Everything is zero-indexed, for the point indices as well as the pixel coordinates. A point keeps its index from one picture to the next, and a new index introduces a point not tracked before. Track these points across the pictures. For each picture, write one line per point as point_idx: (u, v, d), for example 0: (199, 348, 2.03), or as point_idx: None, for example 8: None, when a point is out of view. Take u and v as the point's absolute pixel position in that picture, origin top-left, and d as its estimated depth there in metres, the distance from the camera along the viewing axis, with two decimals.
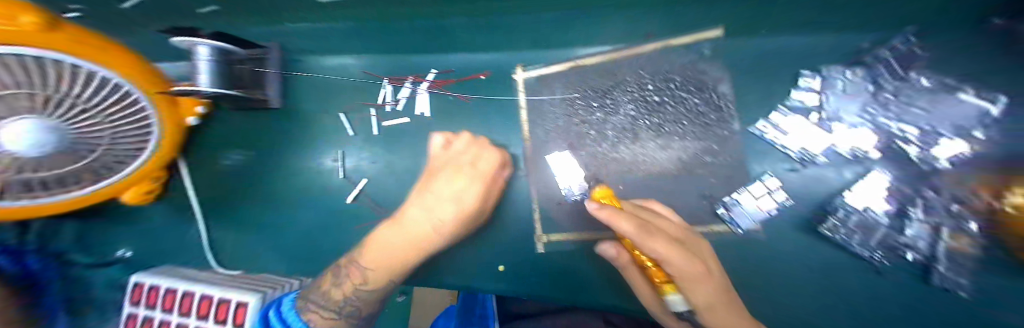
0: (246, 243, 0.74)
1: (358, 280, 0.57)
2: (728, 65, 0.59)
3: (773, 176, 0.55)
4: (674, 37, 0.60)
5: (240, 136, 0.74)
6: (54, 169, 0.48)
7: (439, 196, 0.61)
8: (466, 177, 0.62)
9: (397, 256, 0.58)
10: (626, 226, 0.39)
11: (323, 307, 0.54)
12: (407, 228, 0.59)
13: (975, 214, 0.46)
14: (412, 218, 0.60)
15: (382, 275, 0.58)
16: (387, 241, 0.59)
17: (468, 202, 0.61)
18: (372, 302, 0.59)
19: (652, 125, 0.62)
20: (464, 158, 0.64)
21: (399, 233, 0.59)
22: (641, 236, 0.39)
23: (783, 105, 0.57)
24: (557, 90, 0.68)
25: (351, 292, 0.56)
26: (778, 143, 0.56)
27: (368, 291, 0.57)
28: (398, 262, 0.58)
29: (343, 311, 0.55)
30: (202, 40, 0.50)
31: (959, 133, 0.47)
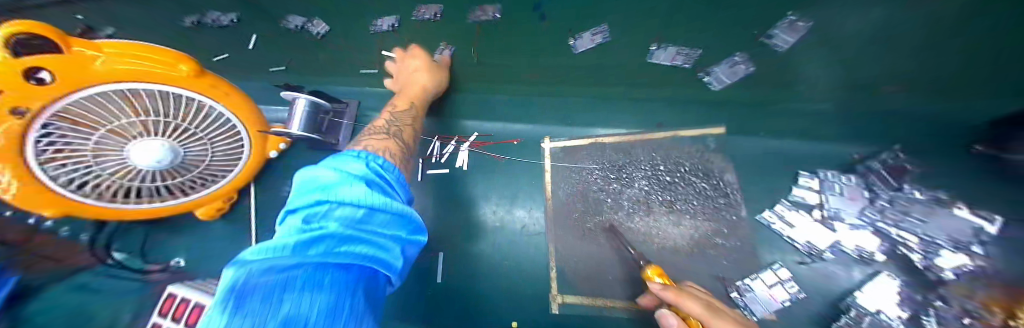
0: None
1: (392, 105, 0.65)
2: (728, 157, 0.69)
3: (782, 267, 0.59)
4: (684, 129, 0.72)
5: (305, 169, 0.87)
6: (169, 178, 0.57)
7: (409, 82, 0.64)
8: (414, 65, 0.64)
9: (417, 89, 0.64)
10: (695, 306, 0.42)
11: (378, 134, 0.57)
12: (400, 77, 0.66)
13: None
14: (401, 91, 0.66)
15: (406, 99, 0.64)
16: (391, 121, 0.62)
17: (426, 76, 0.64)
18: (409, 128, 0.62)
19: (665, 201, 0.69)
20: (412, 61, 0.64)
21: (409, 82, 0.65)
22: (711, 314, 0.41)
23: (786, 200, 0.64)
24: (578, 160, 0.78)
25: (388, 118, 0.62)
26: (785, 234, 0.62)
27: (399, 111, 0.63)
28: (418, 91, 0.64)
29: (392, 132, 0.58)
30: (304, 96, 0.67)
31: (961, 246, 0.50)
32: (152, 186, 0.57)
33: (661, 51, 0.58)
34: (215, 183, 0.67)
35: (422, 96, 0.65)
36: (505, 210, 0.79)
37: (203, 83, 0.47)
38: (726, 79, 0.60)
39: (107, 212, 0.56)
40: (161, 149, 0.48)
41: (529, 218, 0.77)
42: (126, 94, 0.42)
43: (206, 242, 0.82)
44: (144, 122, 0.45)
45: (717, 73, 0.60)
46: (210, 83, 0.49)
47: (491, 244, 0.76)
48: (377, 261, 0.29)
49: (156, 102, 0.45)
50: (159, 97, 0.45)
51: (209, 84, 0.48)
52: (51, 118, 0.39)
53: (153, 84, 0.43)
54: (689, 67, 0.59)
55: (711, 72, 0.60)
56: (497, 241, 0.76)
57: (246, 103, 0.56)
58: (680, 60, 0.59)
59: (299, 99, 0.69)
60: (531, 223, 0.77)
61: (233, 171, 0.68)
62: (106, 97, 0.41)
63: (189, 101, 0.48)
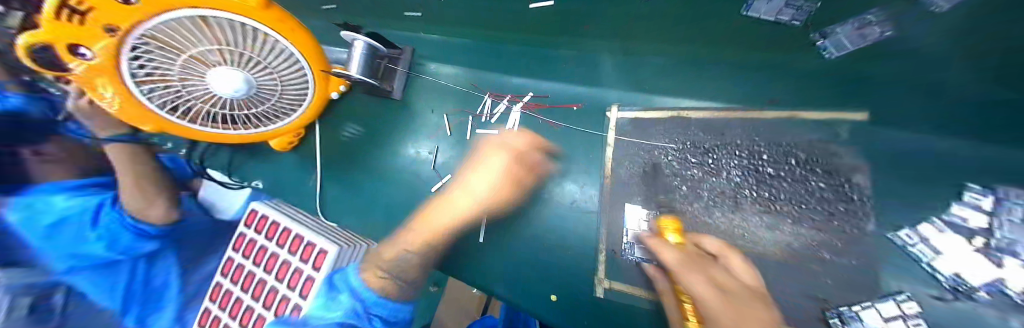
0: (340, 204, 0.85)
1: (409, 244, 0.64)
2: (866, 150, 0.51)
3: (911, 300, 0.45)
4: (805, 110, 0.57)
5: (361, 115, 0.86)
6: (251, 109, 0.70)
7: (464, 185, 0.68)
8: (492, 149, 0.68)
9: (461, 217, 0.66)
10: (665, 251, 0.50)
11: (377, 268, 0.59)
12: (458, 201, 0.66)
13: None
14: (466, 192, 0.67)
15: (422, 239, 0.65)
16: (453, 203, 0.66)
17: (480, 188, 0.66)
18: (418, 266, 0.64)
19: (761, 198, 0.57)
20: (491, 157, 0.67)
21: (446, 209, 0.66)
22: (682, 269, 0.46)
23: (938, 220, 0.43)
24: (653, 136, 0.67)
25: (400, 252, 0.63)
26: (926, 261, 0.45)
27: (414, 252, 0.64)
28: (440, 230, 0.66)
29: (394, 272, 0.59)
30: (362, 36, 0.64)
31: None
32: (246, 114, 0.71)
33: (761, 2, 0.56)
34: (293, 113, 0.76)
35: (442, 240, 0.67)
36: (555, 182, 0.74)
37: (280, 24, 0.57)
38: (849, 44, 0.53)
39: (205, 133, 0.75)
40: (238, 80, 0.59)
41: (580, 194, 0.73)
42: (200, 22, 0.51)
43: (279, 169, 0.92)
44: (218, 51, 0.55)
45: (837, 34, 0.53)
46: (281, 18, 0.57)
47: (537, 215, 0.75)
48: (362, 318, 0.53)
49: (225, 31, 0.54)
50: (233, 26, 0.54)
51: (275, 16, 0.56)
52: (141, 39, 0.51)
53: (216, 11, 0.50)
54: (798, 25, 0.56)
55: (831, 33, 0.54)
56: (544, 212, 0.74)
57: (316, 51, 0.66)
58: (786, 15, 0.56)
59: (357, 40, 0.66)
60: (582, 199, 0.73)
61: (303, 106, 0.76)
62: (185, 20, 0.50)
63: (259, 36, 0.57)
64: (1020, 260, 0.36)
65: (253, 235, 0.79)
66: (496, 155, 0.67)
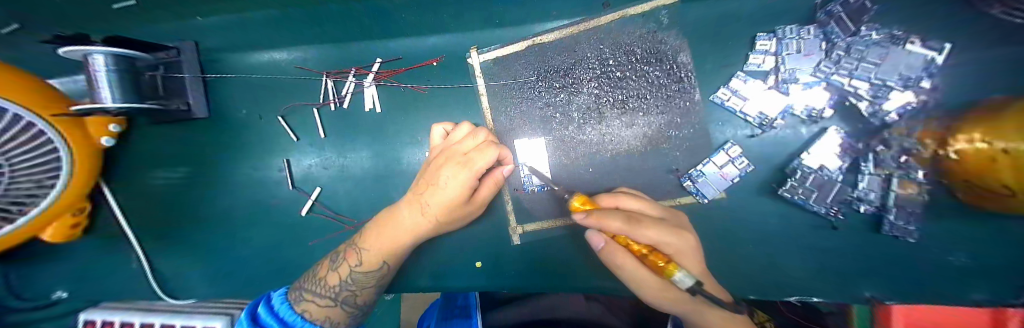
0: (204, 270, 0.68)
1: (354, 262, 0.53)
2: (682, 32, 0.57)
3: (734, 145, 0.55)
4: (631, 6, 0.57)
5: (173, 153, 0.65)
6: None
7: (421, 193, 0.52)
8: (454, 169, 0.48)
9: (399, 249, 0.54)
10: (615, 224, 0.39)
11: (318, 294, 0.52)
12: (405, 219, 0.52)
13: (921, 164, 0.47)
14: (414, 224, 0.52)
15: (378, 256, 0.53)
16: (401, 222, 0.53)
17: (456, 194, 0.49)
18: (369, 288, 0.55)
19: (618, 101, 0.59)
20: (449, 171, 0.48)
21: (395, 227, 0.53)
22: (632, 228, 0.40)
23: (740, 72, 0.56)
24: (518, 72, 0.63)
25: (346, 275, 0.53)
26: (738, 110, 0.55)
27: (363, 272, 0.53)
28: (395, 246, 0.53)
29: (341, 298, 0.53)
30: (101, 48, 0.42)
31: (910, 84, 0.47)
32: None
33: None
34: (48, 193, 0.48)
35: (398, 257, 0.55)
36: None
37: None
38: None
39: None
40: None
41: None
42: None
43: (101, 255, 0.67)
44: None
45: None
46: None
47: None
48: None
49: None
50: None
51: None
52: None
53: None
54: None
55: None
56: None
57: (32, 91, 0.45)
58: None
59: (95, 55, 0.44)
60: None
61: (64, 176, 0.50)
62: None
63: None
64: (796, 84, 0.52)
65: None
66: (463, 171, 0.47)
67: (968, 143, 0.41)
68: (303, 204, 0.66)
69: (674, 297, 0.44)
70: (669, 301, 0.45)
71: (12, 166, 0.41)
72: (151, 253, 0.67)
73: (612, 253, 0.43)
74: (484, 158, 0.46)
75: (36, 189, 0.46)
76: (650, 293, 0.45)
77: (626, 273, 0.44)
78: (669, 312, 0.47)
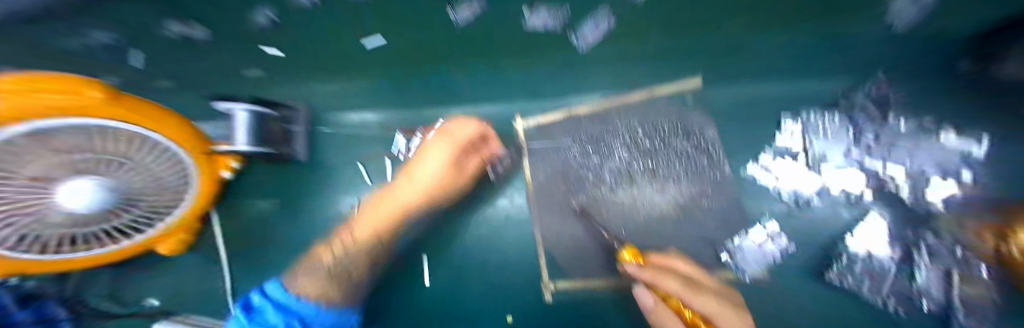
0: None
1: (347, 240, 0.61)
2: (707, 111, 0.64)
3: (773, 221, 0.57)
4: (657, 87, 0.66)
5: (268, 187, 0.79)
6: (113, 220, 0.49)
7: (409, 174, 0.65)
8: (440, 144, 0.65)
9: (397, 216, 0.62)
10: (672, 284, 0.47)
11: (315, 268, 0.57)
12: (399, 194, 0.63)
13: (985, 258, 0.46)
14: (404, 196, 0.63)
15: (369, 229, 0.61)
16: (396, 195, 0.64)
17: (438, 169, 0.64)
18: (365, 261, 0.59)
19: (649, 168, 0.65)
20: (432, 146, 0.66)
21: (390, 201, 0.63)
22: (689, 293, 0.46)
23: (769, 149, 0.60)
24: (556, 137, 0.72)
25: (338, 253, 0.59)
26: (771, 186, 0.59)
27: (355, 248, 0.59)
28: (387, 220, 0.61)
29: (337, 265, 0.57)
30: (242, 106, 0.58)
31: (949, 174, 0.50)
32: (91, 232, 0.49)
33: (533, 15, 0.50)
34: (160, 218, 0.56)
35: (393, 235, 0.62)
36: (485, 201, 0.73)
37: (134, 115, 0.41)
38: (592, 37, 0.56)
39: (40, 263, 0.49)
40: (95, 190, 0.39)
41: (511, 206, 0.72)
42: (39, 136, 0.34)
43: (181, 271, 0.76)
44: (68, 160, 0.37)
45: (585, 34, 0.55)
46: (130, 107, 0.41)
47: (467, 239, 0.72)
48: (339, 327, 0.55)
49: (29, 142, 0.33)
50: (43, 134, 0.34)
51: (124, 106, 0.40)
52: None
53: (69, 119, 0.35)
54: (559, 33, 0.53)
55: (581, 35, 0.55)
56: (479, 234, 0.72)
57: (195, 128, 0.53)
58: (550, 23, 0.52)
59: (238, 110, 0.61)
60: (515, 211, 0.72)
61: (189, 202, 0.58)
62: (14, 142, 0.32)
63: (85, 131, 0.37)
64: (829, 165, 0.56)
65: None
66: (440, 141, 0.66)
67: (1021, 236, 0.41)
68: None
69: None
70: None
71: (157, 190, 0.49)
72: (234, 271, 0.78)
73: (660, 315, 0.48)
74: (467, 127, 0.68)
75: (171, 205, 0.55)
76: None
77: None
78: None
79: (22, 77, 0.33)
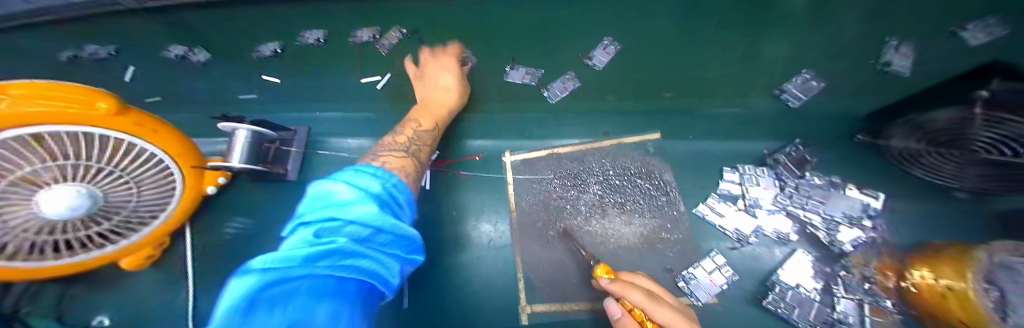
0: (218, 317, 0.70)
1: (413, 126, 0.66)
2: (665, 157, 0.76)
3: (719, 253, 0.64)
4: (625, 136, 0.78)
5: (257, 204, 0.81)
6: (97, 225, 0.48)
7: (428, 80, 0.69)
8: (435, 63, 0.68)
9: (441, 101, 0.69)
10: (636, 294, 0.47)
11: (393, 151, 0.59)
12: (428, 93, 0.69)
13: (888, 294, 0.55)
14: (431, 87, 0.69)
15: (432, 119, 0.68)
16: (433, 96, 0.69)
17: (451, 78, 0.68)
18: (427, 147, 0.66)
19: (617, 203, 0.74)
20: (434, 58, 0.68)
21: (431, 101, 0.69)
22: (652, 305, 0.46)
23: (715, 194, 0.71)
24: (538, 171, 0.81)
25: (411, 134, 0.64)
26: (717, 224, 0.68)
27: (422, 133, 0.66)
28: (439, 109, 0.69)
29: (410, 151, 0.61)
30: (246, 126, 0.61)
31: (853, 221, 0.61)
32: (71, 237, 0.47)
33: (513, 71, 0.69)
34: (153, 221, 0.57)
35: (445, 120, 0.71)
36: (469, 226, 0.78)
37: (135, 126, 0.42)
38: (604, 60, 0.64)
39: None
40: (75, 196, 0.38)
41: (494, 232, 0.77)
42: (41, 136, 0.34)
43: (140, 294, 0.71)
44: (58, 167, 0.37)
45: (596, 56, 0.64)
46: (136, 121, 0.42)
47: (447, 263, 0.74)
48: (380, 280, 0.32)
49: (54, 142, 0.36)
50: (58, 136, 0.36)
51: (131, 121, 0.41)
52: None
53: (83, 128, 0.36)
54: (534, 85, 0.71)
55: (592, 56, 0.64)
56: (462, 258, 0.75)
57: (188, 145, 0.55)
58: (528, 79, 0.70)
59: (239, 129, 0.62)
60: (497, 236, 0.76)
61: (171, 210, 0.59)
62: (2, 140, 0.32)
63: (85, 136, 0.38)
64: (761, 210, 0.66)
65: None
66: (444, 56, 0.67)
67: (922, 278, 0.52)
68: None
69: None
70: None
71: (146, 196, 0.50)
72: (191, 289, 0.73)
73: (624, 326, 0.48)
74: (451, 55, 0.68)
75: (151, 212, 0.55)
76: None
77: None
78: None
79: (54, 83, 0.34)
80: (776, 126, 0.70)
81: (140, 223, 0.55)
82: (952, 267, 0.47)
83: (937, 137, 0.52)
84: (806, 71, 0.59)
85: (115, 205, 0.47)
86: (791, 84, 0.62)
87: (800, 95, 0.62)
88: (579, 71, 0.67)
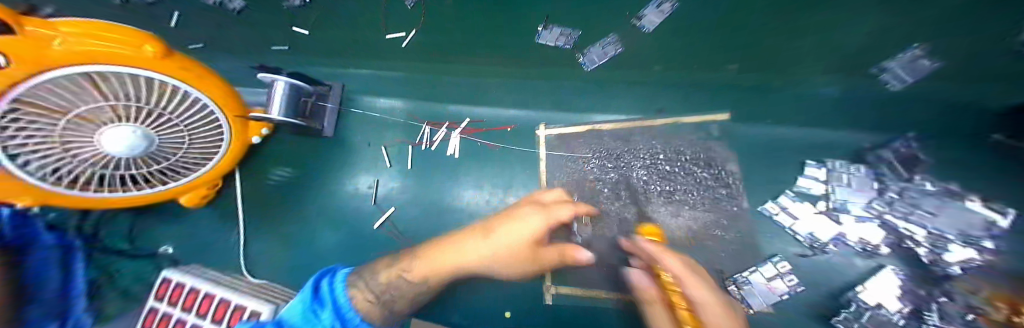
0: (258, 260, 0.73)
1: (404, 268, 0.54)
2: (731, 145, 0.66)
3: (783, 260, 0.57)
4: (685, 115, 0.68)
5: (290, 156, 0.80)
6: (147, 166, 0.49)
7: (481, 226, 0.53)
8: (535, 215, 0.50)
9: (458, 269, 0.52)
10: (672, 262, 0.48)
11: (367, 293, 0.49)
12: (449, 254, 0.52)
13: (992, 326, 0.45)
14: (467, 248, 0.51)
15: (423, 270, 0.53)
16: (460, 249, 0.51)
17: (524, 239, 0.49)
18: (407, 299, 0.54)
19: (665, 192, 0.66)
20: (527, 215, 0.51)
21: (439, 255, 0.52)
22: (687, 281, 0.45)
23: (791, 191, 0.61)
24: (577, 148, 0.73)
25: (394, 279, 0.53)
26: (789, 226, 0.59)
27: (408, 280, 0.53)
28: (438, 272, 0.52)
29: (383, 300, 0.50)
30: (282, 77, 0.59)
31: (971, 242, 0.50)
32: (130, 175, 0.49)
33: (546, 31, 0.59)
34: (201, 167, 0.58)
35: (452, 273, 0.53)
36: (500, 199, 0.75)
37: (189, 74, 0.41)
38: (657, 20, 0.53)
39: (62, 199, 0.46)
40: (131, 138, 0.38)
41: None
42: (96, 77, 0.33)
43: (191, 232, 0.74)
44: (113, 106, 0.35)
45: (647, 16, 0.52)
46: (184, 66, 0.41)
47: None
48: None
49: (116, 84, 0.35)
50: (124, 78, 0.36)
51: (181, 66, 0.40)
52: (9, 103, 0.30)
53: (121, 67, 0.34)
54: (569, 49, 0.62)
55: (642, 15, 0.53)
56: None
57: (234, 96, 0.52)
58: (561, 41, 0.61)
59: (277, 81, 0.60)
60: None
61: (216, 159, 0.59)
62: (76, 78, 0.32)
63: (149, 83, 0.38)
64: (849, 215, 0.56)
65: (166, 310, 0.54)
66: (543, 218, 0.50)
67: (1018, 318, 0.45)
68: (377, 219, 0.76)
69: None
70: None
71: (191, 143, 0.50)
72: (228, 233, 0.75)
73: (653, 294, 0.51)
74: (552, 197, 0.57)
75: (198, 159, 0.56)
76: None
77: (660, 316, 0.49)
78: None
79: (106, 26, 0.35)
80: (890, 117, 0.56)
81: (190, 166, 0.56)
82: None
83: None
84: (915, 47, 0.44)
85: (166, 150, 0.47)
86: (894, 61, 0.48)
87: (904, 76, 0.50)
88: (625, 34, 0.57)
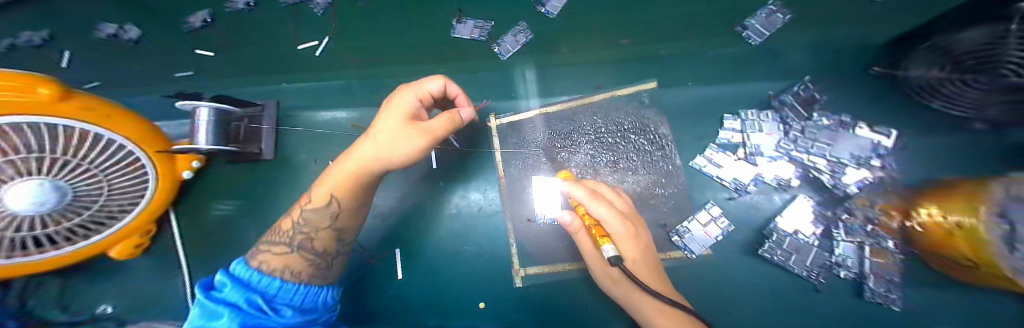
0: None
1: (306, 202, 0.50)
2: (662, 110, 0.70)
3: (715, 205, 0.62)
4: (619, 88, 0.72)
5: (233, 184, 0.76)
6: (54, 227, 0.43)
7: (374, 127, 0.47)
8: (402, 97, 0.47)
9: (352, 182, 0.48)
10: (578, 192, 0.51)
11: (276, 243, 0.47)
12: (342, 166, 0.49)
13: (891, 234, 0.53)
14: (353, 156, 0.48)
15: (331, 192, 0.48)
16: (341, 166, 0.49)
17: (402, 120, 0.45)
18: (329, 233, 0.49)
19: (610, 161, 0.69)
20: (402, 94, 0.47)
21: (336, 172, 0.49)
22: (591, 200, 0.50)
23: (713, 144, 0.66)
24: (525, 133, 0.75)
25: (300, 217, 0.49)
26: (715, 175, 0.64)
27: (315, 211, 0.48)
28: (346, 186, 0.48)
29: (295, 242, 0.47)
30: (205, 104, 0.54)
31: (862, 162, 0.57)
32: (32, 239, 0.42)
33: (461, 24, 0.66)
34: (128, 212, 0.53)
35: (358, 194, 0.49)
36: (458, 195, 0.76)
37: (88, 113, 0.40)
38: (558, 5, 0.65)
39: None
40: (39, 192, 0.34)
41: (484, 200, 0.75)
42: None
43: (129, 284, 0.69)
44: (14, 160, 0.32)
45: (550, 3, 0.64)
46: (84, 106, 0.39)
47: (443, 234, 0.74)
48: None
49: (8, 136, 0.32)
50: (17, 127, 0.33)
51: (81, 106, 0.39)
52: None
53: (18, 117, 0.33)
54: (484, 40, 0.68)
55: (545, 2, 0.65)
56: (455, 226, 0.75)
57: (152, 131, 0.50)
58: (477, 34, 0.68)
59: (201, 108, 0.54)
60: (487, 204, 0.75)
61: (143, 202, 0.55)
62: None
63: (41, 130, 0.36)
64: (764, 158, 0.62)
65: None
66: (412, 91, 0.47)
67: (928, 216, 0.48)
68: None
69: (616, 279, 0.54)
70: (614, 285, 0.55)
71: (111, 191, 0.46)
72: (175, 276, 0.71)
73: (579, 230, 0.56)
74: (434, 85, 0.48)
75: (119, 208, 0.51)
76: (594, 266, 0.57)
77: (586, 244, 0.56)
78: (612, 295, 0.56)
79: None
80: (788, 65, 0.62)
81: (115, 214, 0.51)
82: (960, 204, 0.43)
83: (963, 60, 0.41)
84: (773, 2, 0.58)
85: (80, 203, 0.42)
86: (756, 19, 0.60)
87: (764, 30, 0.60)
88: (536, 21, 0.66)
